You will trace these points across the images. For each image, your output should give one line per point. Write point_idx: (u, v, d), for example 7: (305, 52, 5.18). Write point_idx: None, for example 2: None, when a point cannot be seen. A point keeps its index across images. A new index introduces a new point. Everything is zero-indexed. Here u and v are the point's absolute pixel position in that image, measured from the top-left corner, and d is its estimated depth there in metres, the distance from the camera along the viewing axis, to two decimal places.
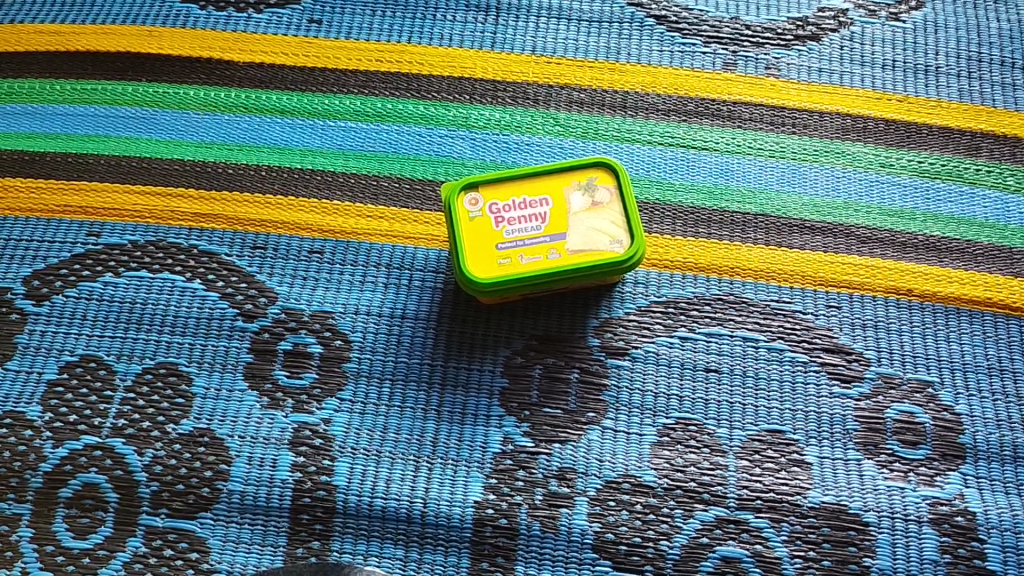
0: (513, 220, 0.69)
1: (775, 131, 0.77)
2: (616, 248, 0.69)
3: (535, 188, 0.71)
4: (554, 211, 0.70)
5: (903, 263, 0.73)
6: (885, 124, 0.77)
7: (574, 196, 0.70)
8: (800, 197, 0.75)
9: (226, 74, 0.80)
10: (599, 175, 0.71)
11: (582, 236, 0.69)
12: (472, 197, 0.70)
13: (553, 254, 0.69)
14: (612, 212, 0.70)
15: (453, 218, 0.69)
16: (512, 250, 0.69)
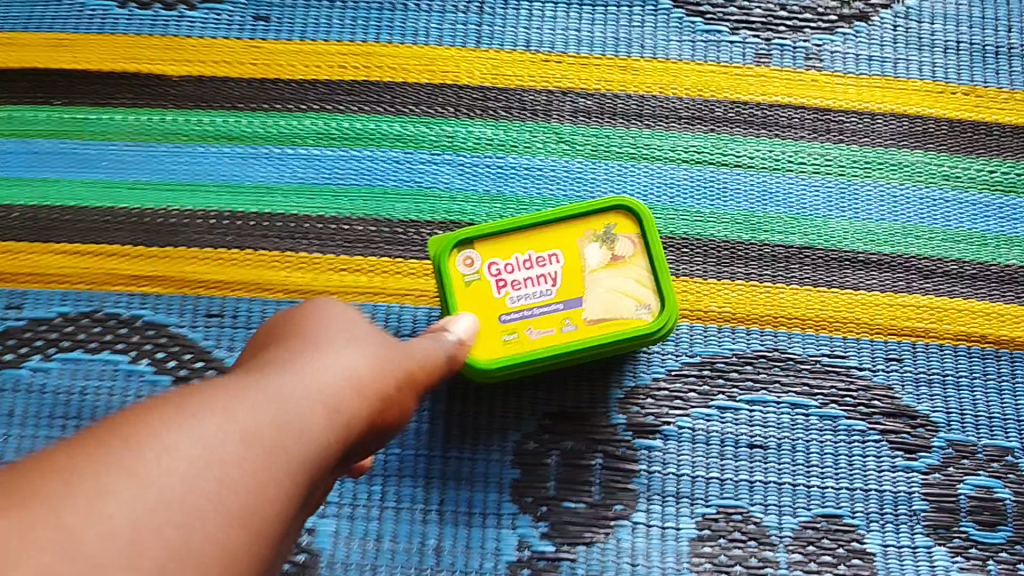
0: (518, 283, 0.58)
1: (820, 140, 0.65)
2: (643, 313, 0.57)
3: (541, 240, 0.59)
4: (567, 269, 0.58)
5: (974, 300, 0.62)
6: (948, 125, 0.65)
7: (589, 248, 0.59)
8: (852, 223, 0.64)
9: (157, 91, 0.66)
10: (619, 219, 0.59)
11: (602, 300, 0.58)
12: (468, 254, 0.58)
13: (568, 325, 0.57)
14: (636, 268, 0.58)
15: (445, 285, 0.58)
16: (520, 323, 0.57)
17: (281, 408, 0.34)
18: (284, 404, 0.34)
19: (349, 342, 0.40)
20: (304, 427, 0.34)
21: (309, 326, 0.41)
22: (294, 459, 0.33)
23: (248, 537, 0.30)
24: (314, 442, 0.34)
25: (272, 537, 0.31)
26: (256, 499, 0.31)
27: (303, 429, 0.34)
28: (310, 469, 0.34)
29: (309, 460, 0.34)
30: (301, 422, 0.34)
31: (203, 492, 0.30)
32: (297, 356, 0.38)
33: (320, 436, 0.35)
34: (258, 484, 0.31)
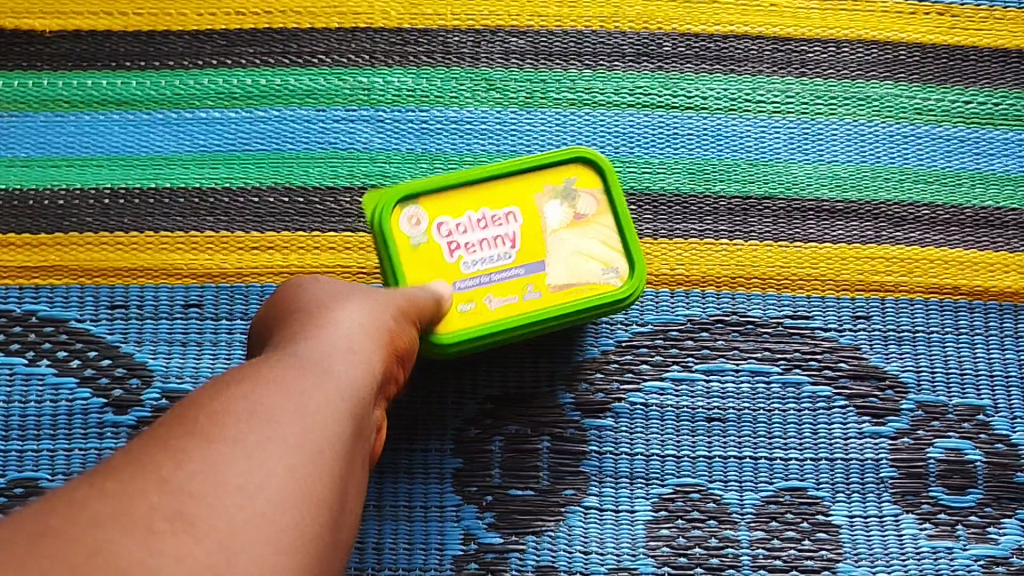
0: (472, 244, 0.51)
1: (780, 74, 0.59)
2: (612, 277, 0.52)
3: (494, 196, 0.52)
4: (526, 229, 0.52)
5: (943, 248, 0.57)
6: (920, 52, 0.59)
7: (550, 204, 0.52)
8: (814, 167, 0.58)
9: (30, 50, 0.59)
10: (580, 173, 0.53)
11: (567, 264, 0.52)
12: (413, 213, 0.51)
13: (530, 293, 0.51)
14: (601, 227, 0.52)
15: (389, 249, 0.50)
16: (476, 290, 0.51)
17: (319, 347, 0.36)
18: (322, 344, 0.36)
19: (356, 287, 0.41)
20: (342, 367, 0.35)
21: (298, 313, 0.40)
22: (320, 451, 0.31)
23: (324, 475, 0.31)
24: (362, 368, 0.36)
25: (333, 487, 0.31)
26: (303, 485, 0.30)
27: (347, 365, 0.36)
28: (359, 403, 0.35)
29: (358, 393, 0.35)
30: (339, 361, 0.36)
31: (245, 502, 0.28)
32: (315, 309, 0.39)
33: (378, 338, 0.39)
34: (296, 473, 0.30)
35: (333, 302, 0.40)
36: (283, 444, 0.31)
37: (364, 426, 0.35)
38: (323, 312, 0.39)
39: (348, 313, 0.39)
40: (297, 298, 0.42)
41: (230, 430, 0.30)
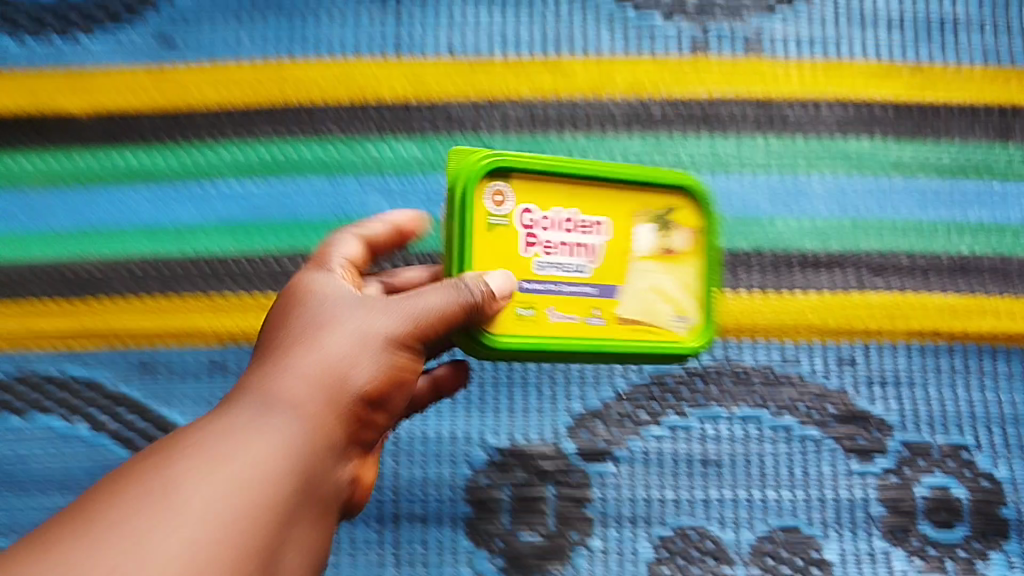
0: (550, 246, 0.44)
1: (764, 134, 0.62)
2: (677, 328, 0.46)
3: (586, 199, 0.45)
4: (610, 245, 0.45)
5: (922, 294, 0.60)
6: (895, 109, 0.62)
7: (641, 230, 0.46)
8: (798, 223, 0.61)
9: (61, 130, 0.63)
10: (674, 206, 0.47)
11: (642, 300, 0.45)
12: (501, 188, 0.44)
13: (594, 317, 0.44)
14: (687, 272, 0.46)
15: (464, 213, 0.43)
16: (540, 297, 0.44)
17: (266, 400, 0.36)
18: (269, 399, 0.36)
19: (334, 313, 0.39)
20: (289, 422, 0.35)
21: (272, 340, 0.39)
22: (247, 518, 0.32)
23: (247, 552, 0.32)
24: (316, 420, 0.36)
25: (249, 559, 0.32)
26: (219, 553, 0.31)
27: (297, 418, 0.36)
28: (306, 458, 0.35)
29: (313, 444, 0.36)
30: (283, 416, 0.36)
31: (181, 549, 0.30)
32: (293, 336, 0.39)
33: (335, 409, 0.37)
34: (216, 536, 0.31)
35: (300, 358, 0.37)
36: (213, 499, 0.32)
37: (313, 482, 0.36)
38: (286, 359, 0.37)
39: (310, 363, 0.37)
40: (290, 311, 0.41)
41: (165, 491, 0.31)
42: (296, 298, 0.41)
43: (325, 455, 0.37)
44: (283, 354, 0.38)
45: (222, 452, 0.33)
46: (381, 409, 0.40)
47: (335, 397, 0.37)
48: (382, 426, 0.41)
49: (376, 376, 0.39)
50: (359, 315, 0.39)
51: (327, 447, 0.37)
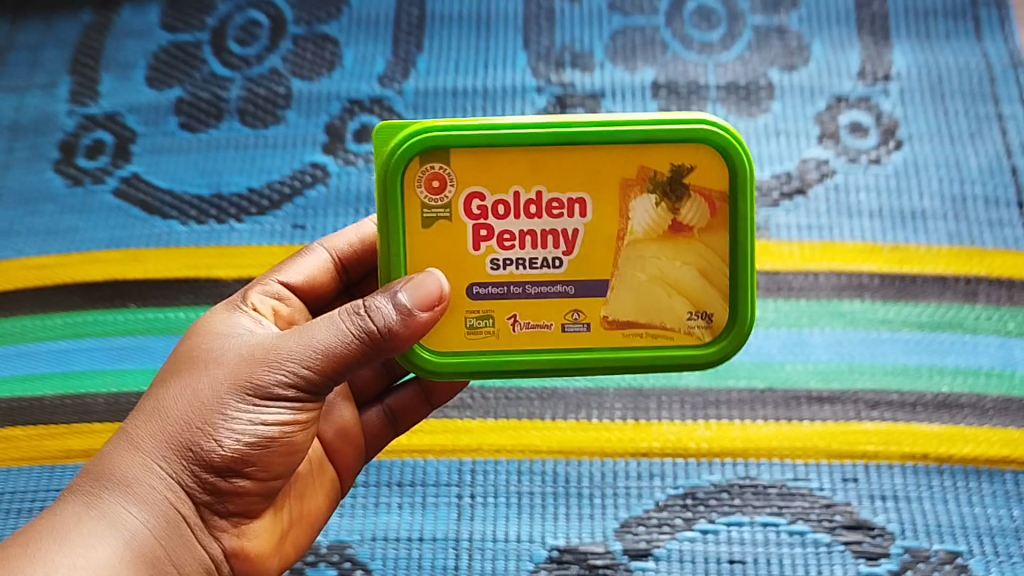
0: (508, 237, 0.50)
1: (773, 298, 0.77)
2: (698, 329, 0.51)
3: (568, 174, 0.50)
4: (588, 226, 0.50)
5: (913, 423, 0.72)
6: (880, 278, 0.77)
7: (638, 205, 0.50)
8: (804, 366, 0.75)
9: (214, 291, 0.79)
10: (686, 162, 0.50)
11: (640, 290, 0.51)
12: (438, 171, 0.50)
13: (573, 320, 0.51)
14: (713, 245, 0.50)
15: (398, 211, 0.50)
16: (498, 302, 0.51)
17: (123, 494, 0.46)
18: (129, 493, 0.46)
19: (206, 374, 0.48)
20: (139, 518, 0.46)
21: (131, 421, 0.49)
22: None
23: None
24: (160, 510, 0.46)
25: None
26: None
27: (127, 503, 0.46)
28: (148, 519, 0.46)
29: (158, 532, 0.46)
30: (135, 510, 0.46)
31: None
32: (161, 405, 0.48)
33: (192, 493, 0.47)
34: None
35: (174, 430, 0.47)
36: None
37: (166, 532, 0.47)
38: (155, 436, 0.47)
39: (174, 438, 0.47)
40: (180, 369, 0.50)
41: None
42: (191, 355, 0.51)
43: (175, 531, 0.47)
44: (145, 433, 0.48)
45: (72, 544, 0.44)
46: (270, 465, 0.48)
47: (195, 473, 0.47)
48: (277, 479, 0.50)
49: (250, 429, 0.47)
50: (235, 365, 0.48)
51: (171, 531, 0.47)
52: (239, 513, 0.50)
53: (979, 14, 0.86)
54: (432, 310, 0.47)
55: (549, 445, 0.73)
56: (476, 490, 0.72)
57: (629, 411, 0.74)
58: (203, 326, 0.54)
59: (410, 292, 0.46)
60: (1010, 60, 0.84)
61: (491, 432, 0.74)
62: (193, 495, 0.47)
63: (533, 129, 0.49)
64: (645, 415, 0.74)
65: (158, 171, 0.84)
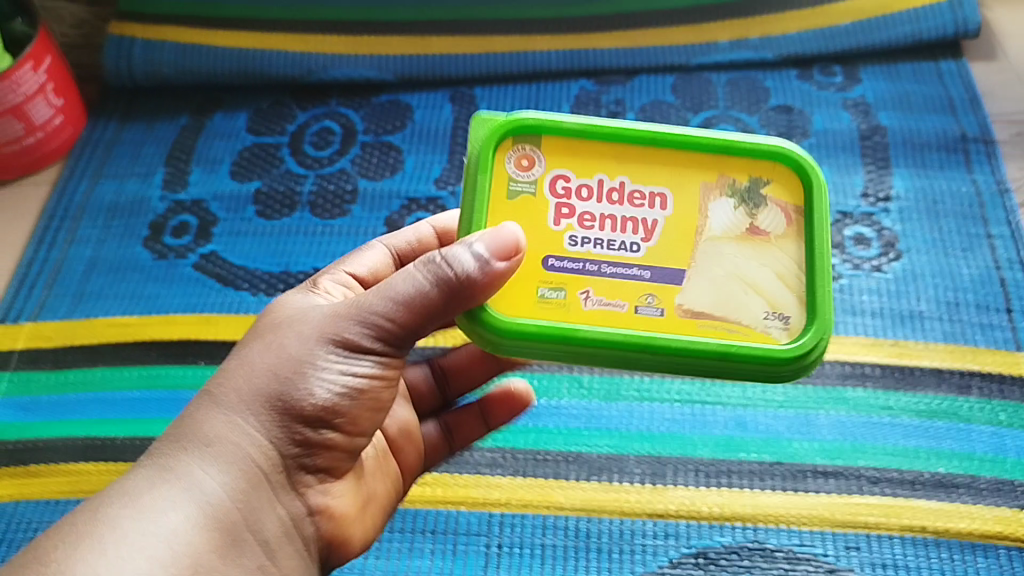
0: (588, 219, 0.54)
1: (783, 382, 0.85)
2: (775, 330, 0.52)
3: (647, 171, 0.55)
4: (667, 218, 0.54)
5: (911, 500, 0.78)
6: (880, 368, 0.85)
7: (715, 203, 0.54)
8: (810, 443, 0.81)
9: None
10: (765, 176, 0.55)
11: (713, 281, 0.53)
12: (529, 152, 0.55)
13: (647, 304, 0.53)
14: (785, 253, 0.54)
15: (488, 178, 0.54)
16: (573, 277, 0.53)
17: (203, 454, 0.51)
18: (209, 453, 0.51)
19: (292, 335, 0.54)
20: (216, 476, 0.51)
21: (214, 384, 0.54)
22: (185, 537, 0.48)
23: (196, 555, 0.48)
24: (243, 465, 0.51)
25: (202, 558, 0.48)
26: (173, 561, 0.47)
27: (210, 461, 0.51)
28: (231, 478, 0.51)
29: (236, 493, 0.51)
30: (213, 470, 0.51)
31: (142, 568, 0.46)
32: (247, 368, 0.53)
33: (276, 448, 0.53)
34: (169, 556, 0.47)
35: (259, 390, 0.52)
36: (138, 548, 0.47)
37: (248, 492, 0.52)
38: (241, 396, 0.52)
39: (263, 394, 0.52)
40: (262, 334, 0.55)
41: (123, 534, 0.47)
42: (270, 322, 0.56)
43: (260, 488, 0.52)
44: (229, 396, 0.53)
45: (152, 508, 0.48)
46: (356, 416, 0.55)
47: (283, 427, 0.52)
48: (359, 437, 0.57)
49: (339, 382, 0.53)
50: (318, 331, 0.53)
51: (253, 485, 0.52)
52: (324, 470, 0.56)
53: (969, 148, 0.98)
54: (512, 260, 0.51)
55: (571, 503, 0.79)
56: (503, 541, 0.78)
57: (647, 476, 0.80)
58: (277, 303, 0.59)
59: (485, 240, 0.50)
60: (998, 187, 0.95)
61: (519, 489, 0.80)
62: (278, 451, 0.53)
63: (625, 129, 0.55)
64: (662, 480, 0.80)
65: (234, 250, 0.95)
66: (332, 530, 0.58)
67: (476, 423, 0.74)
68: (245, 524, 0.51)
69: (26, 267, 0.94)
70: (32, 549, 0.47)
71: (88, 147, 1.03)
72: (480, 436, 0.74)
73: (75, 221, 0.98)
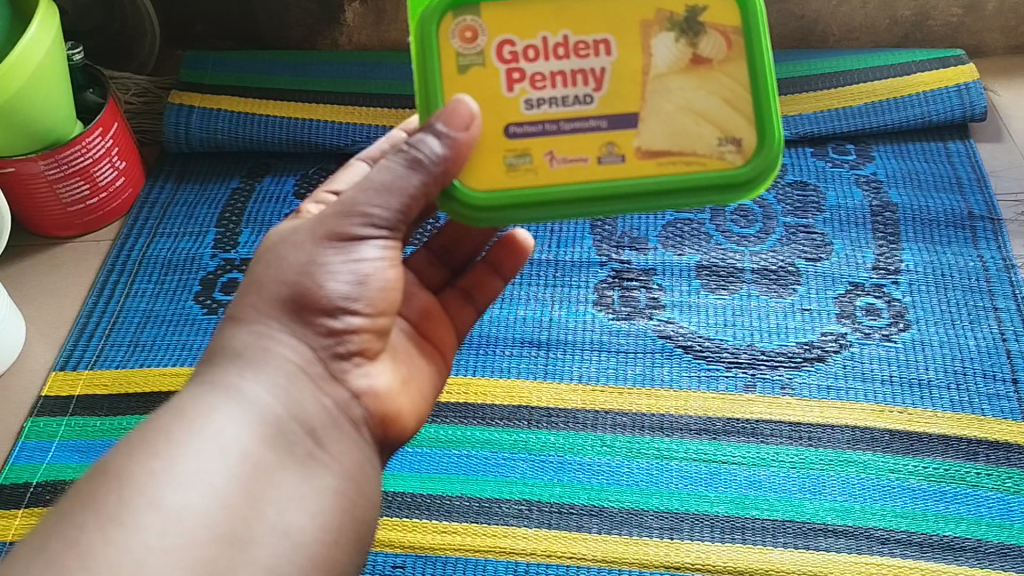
0: (540, 78, 0.59)
1: (795, 444, 0.89)
2: (730, 155, 0.60)
3: (594, 21, 0.59)
4: (615, 63, 0.60)
5: (919, 559, 0.82)
6: (889, 433, 0.89)
7: (658, 43, 0.60)
8: (821, 502, 0.85)
9: None
10: (699, 3, 0.60)
11: (659, 117, 0.60)
12: (470, 22, 0.59)
13: (608, 152, 0.60)
14: (725, 77, 0.60)
15: (436, 59, 0.59)
16: (535, 140, 0.60)
17: (237, 363, 0.58)
18: (242, 361, 0.58)
19: (289, 249, 0.61)
20: (255, 385, 0.57)
21: (237, 308, 0.61)
22: (237, 433, 0.54)
23: (247, 444, 0.54)
24: (278, 362, 0.58)
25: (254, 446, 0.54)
26: (228, 455, 0.53)
27: (243, 366, 0.58)
28: (268, 377, 0.57)
29: (275, 391, 0.57)
30: (249, 379, 0.57)
31: (199, 459, 0.52)
32: (260, 286, 0.61)
33: (305, 342, 0.60)
34: (223, 448, 0.53)
35: (278, 297, 0.60)
36: (194, 444, 0.52)
37: (288, 389, 0.58)
38: (262, 309, 0.60)
39: (281, 299, 0.60)
40: (265, 256, 0.63)
41: (177, 435, 0.53)
42: (267, 244, 0.63)
43: (295, 377, 0.58)
44: (252, 313, 0.60)
45: (198, 416, 0.54)
46: (375, 299, 0.60)
47: (303, 323, 0.59)
48: (382, 317, 0.62)
49: (349, 270, 0.60)
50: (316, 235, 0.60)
51: (290, 379, 0.58)
52: (359, 352, 0.61)
53: (976, 225, 1.03)
54: (470, 127, 0.57)
55: (594, 554, 0.83)
56: None
57: (665, 531, 0.84)
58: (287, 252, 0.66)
59: (444, 120, 0.56)
60: (1003, 263, 1.00)
61: (545, 540, 0.84)
62: (304, 344, 0.60)
63: None
64: (678, 534, 0.84)
65: None
66: (380, 407, 0.62)
67: (491, 278, 0.77)
68: (293, 417, 0.57)
69: (86, 317, 1.01)
70: (103, 460, 0.52)
71: (147, 205, 1.11)
72: (500, 288, 0.78)
73: (132, 276, 1.05)
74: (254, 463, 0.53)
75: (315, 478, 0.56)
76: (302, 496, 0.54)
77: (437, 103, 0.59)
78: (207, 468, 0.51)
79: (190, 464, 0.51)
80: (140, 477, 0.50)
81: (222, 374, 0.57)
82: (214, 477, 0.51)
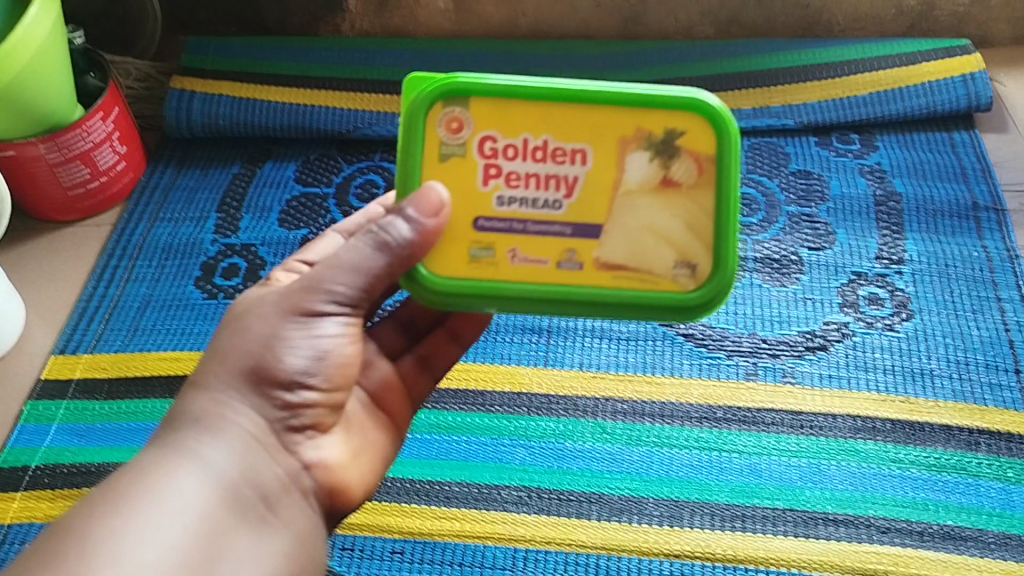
0: (514, 178, 0.58)
1: (797, 433, 0.89)
2: (683, 278, 0.58)
3: (574, 131, 0.58)
4: (589, 174, 0.58)
5: (920, 549, 0.81)
6: (890, 422, 0.89)
7: (634, 159, 0.58)
8: (821, 492, 0.85)
9: None
10: (679, 127, 0.58)
11: (625, 223, 0.58)
12: (457, 114, 0.58)
13: (568, 260, 0.58)
14: (695, 200, 0.58)
15: (420, 144, 0.58)
16: (499, 237, 0.58)
17: (194, 429, 0.57)
18: (200, 426, 0.57)
19: (254, 319, 0.60)
20: (215, 450, 0.56)
21: (198, 373, 0.60)
22: (195, 497, 0.54)
23: (204, 510, 0.53)
24: (236, 434, 0.57)
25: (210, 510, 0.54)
26: (185, 519, 0.52)
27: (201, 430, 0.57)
28: (225, 442, 0.57)
29: (233, 459, 0.57)
30: (208, 441, 0.57)
31: (158, 521, 0.51)
32: (223, 357, 0.60)
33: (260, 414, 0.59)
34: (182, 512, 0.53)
35: (239, 368, 0.59)
36: (151, 508, 0.52)
37: (244, 459, 0.57)
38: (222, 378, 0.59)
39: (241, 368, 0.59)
40: (232, 321, 0.62)
41: (134, 498, 0.52)
42: (234, 311, 0.63)
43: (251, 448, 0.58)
44: (212, 381, 0.59)
45: (156, 479, 0.54)
46: (330, 374, 0.60)
47: (261, 394, 0.59)
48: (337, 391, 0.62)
49: (308, 345, 0.59)
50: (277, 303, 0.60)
51: (247, 448, 0.57)
52: (312, 426, 0.61)
53: (980, 215, 1.03)
54: (439, 215, 0.56)
55: (593, 541, 0.83)
56: None
57: (665, 518, 0.84)
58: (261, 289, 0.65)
59: (414, 205, 0.56)
60: (1008, 253, 0.99)
61: (544, 526, 0.84)
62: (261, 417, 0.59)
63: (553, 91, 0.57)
64: (678, 522, 0.83)
65: None
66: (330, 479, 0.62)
67: (451, 346, 0.75)
68: (247, 483, 0.57)
69: (87, 301, 1.01)
70: (60, 520, 0.51)
71: (147, 191, 1.11)
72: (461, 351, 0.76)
73: (133, 261, 1.04)
74: (210, 528, 0.53)
75: (268, 542, 0.56)
76: (256, 556, 0.55)
77: (413, 188, 0.58)
78: (165, 531, 0.51)
79: (151, 525, 0.51)
80: (100, 536, 0.50)
81: (178, 438, 0.57)
82: (173, 538, 0.51)
